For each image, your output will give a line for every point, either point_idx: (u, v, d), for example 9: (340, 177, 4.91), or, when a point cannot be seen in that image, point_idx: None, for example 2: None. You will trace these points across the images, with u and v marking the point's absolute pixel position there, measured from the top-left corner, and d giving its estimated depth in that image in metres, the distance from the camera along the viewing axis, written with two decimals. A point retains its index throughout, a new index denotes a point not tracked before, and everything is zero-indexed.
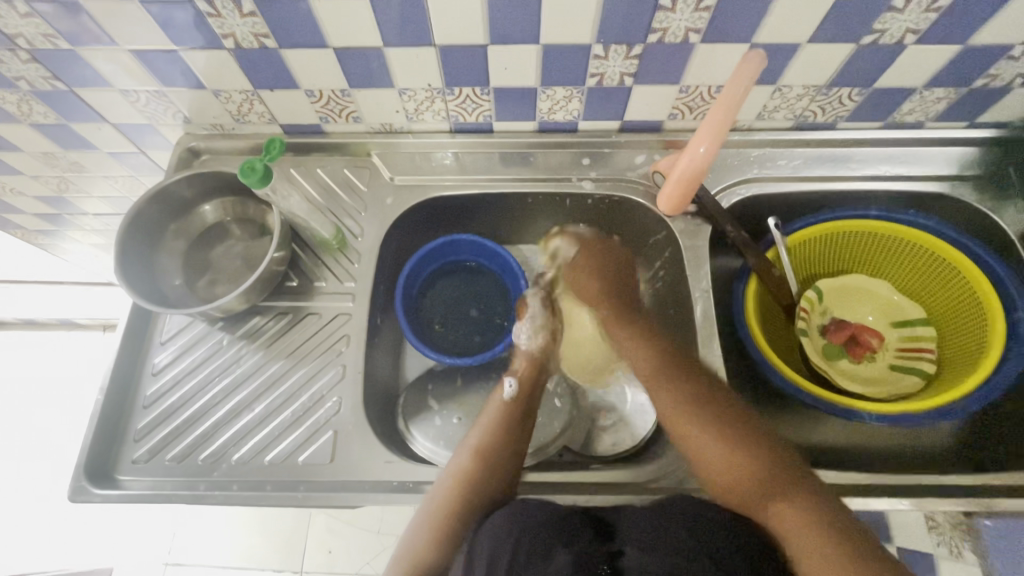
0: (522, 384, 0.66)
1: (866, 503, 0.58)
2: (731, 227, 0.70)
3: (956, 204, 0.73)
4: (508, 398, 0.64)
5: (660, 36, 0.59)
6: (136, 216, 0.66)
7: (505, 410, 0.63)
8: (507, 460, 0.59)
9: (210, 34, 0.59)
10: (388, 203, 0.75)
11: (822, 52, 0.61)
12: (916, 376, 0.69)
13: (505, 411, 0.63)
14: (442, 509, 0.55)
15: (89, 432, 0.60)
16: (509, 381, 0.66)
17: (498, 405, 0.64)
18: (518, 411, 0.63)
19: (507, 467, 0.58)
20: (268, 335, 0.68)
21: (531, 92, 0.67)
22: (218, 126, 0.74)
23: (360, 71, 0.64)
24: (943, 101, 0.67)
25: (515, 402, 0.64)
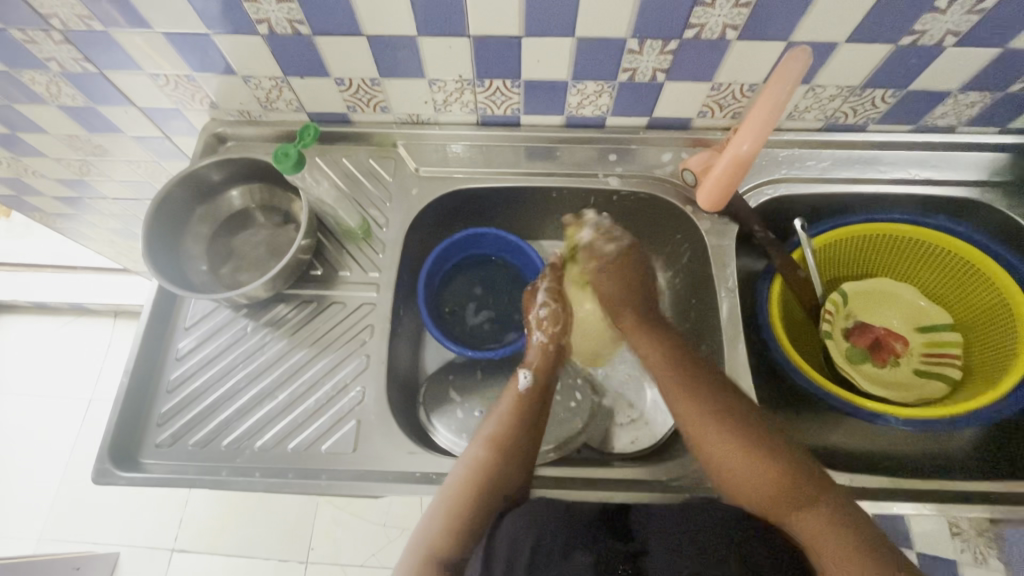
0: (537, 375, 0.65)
1: (891, 507, 0.57)
2: (759, 226, 0.70)
3: (984, 209, 0.73)
4: (523, 386, 0.64)
5: (696, 33, 0.58)
6: (164, 199, 0.66)
7: (520, 400, 0.63)
8: (521, 452, 0.58)
9: (244, 20, 0.59)
10: (413, 194, 0.74)
11: (859, 52, 0.60)
12: (942, 382, 0.69)
13: (520, 402, 0.63)
14: (458, 496, 0.55)
15: (113, 414, 0.60)
16: (525, 373, 0.65)
17: (513, 395, 0.63)
18: (533, 404, 0.63)
19: (523, 457, 0.58)
20: (291, 324, 0.68)
21: (562, 85, 0.66)
22: (244, 113, 0.74)
23: (390, 61, 0.63)
24: (977, 105, 0.67)
25: (530, 393, 0.63)
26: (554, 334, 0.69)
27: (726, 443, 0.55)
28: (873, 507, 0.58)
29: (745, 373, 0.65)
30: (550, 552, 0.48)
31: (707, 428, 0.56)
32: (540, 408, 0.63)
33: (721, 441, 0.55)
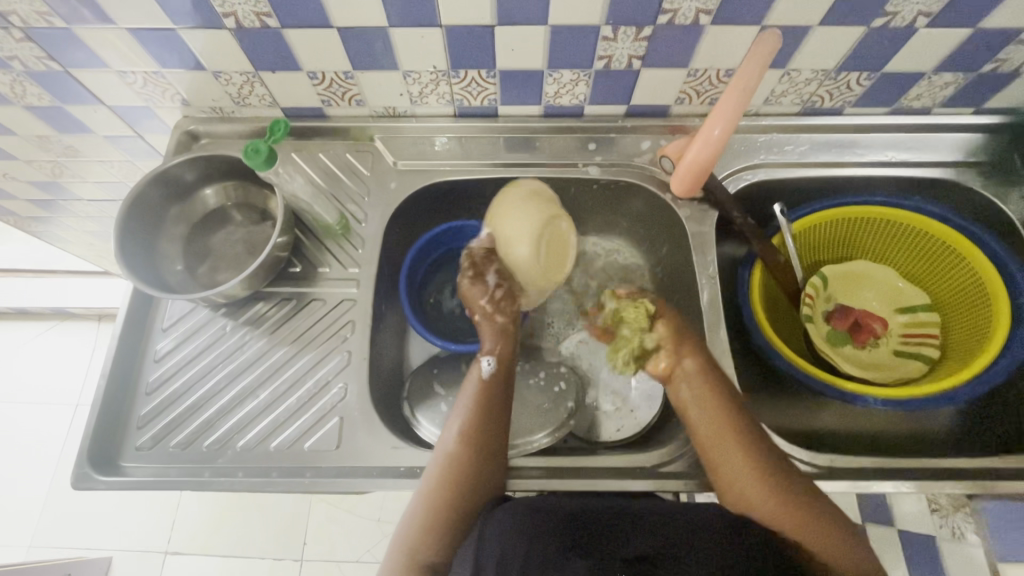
0: (501, 364, 0.64)
1: (871, 486, 0.58)
2: (738, 213, 0.69)
3: (961, 189, 0.73)
4: (486, 374, 0.63)
5: (669, 18, 0.58)
6: (135, 199, 0.65)
7: (485, 388, 0.62)
8: (489, 444, 0.58)
9: (211, 14, 0.57)
10: (392, 188, 0.74)
11: (832, 35, 0.60)
12: (920, 361, 0.70)
13: (484, 389, 0.62)
14: (436, 493, 0.55)
15: (91, 419, 0.59)
16: (487, 360, 0.64)
17: (478, 383, 0.62)
18: (499, 393, 0.62)
19: (493, 451, 0.58)
20: (271, 322, 0.67)
21: (537, 75, 0.66)
22: (217, 109, 0.72)
23: (363, 53, 0.62)
24: (951, 86, 0.67)
25: (495, 381, 0.63)
26: (507, 310, 0.68)
27: (771, 496, 0.53)
28: (855, 486, 0.59)
29: (727, 358, 0.65)
30: (544, 558, 0.48)
31: (747, 485, 0.54)
32: (501, 398, 0.62)
33: (765, 494, 0.53)
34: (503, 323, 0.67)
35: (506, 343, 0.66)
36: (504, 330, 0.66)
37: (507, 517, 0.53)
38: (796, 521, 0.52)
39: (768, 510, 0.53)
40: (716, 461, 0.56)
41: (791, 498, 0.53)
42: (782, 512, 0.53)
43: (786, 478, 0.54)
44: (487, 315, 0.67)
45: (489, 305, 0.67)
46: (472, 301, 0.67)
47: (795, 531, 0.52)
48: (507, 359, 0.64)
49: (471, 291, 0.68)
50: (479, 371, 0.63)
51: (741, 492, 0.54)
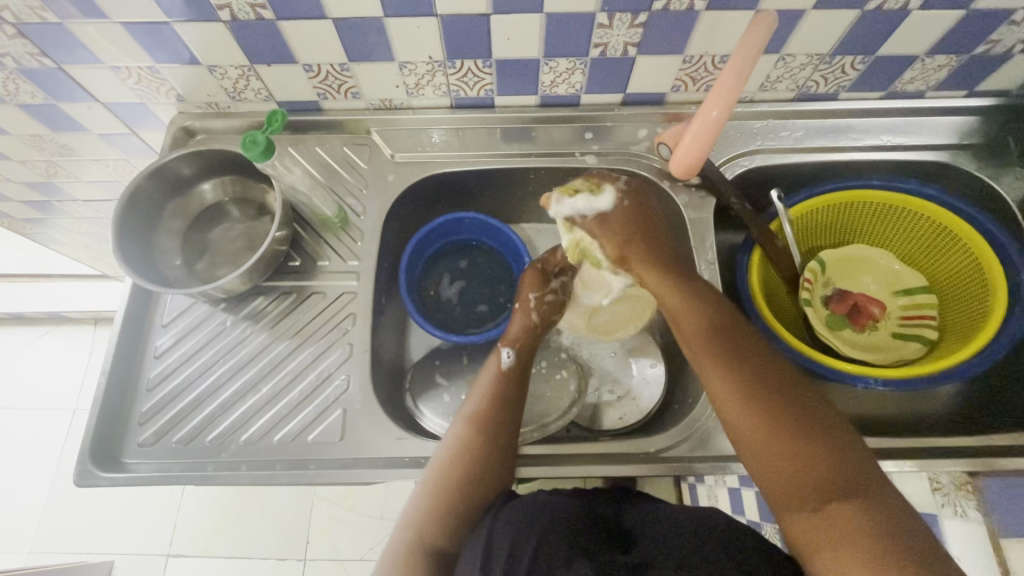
0: (521, 356, 0.64)
1: None
2: (736, 199, 0.70)
3: (955, 172, 0.74)
4: (505, 366, 0.63)
5: (664, 4, 0.58)
6: (133, 195, 0.64)
7: (500, 378, 0.62)
8: (501, 434, 0.58)
9: (205, 6, 0.57)
10: (389, 180, 0.74)
11: (826, 19, 0.60)
12: (919, 343, 0.70)
13: (499, 379, 0.62)
14: (443, 477, 0.55)
15: (92, 416, 0.59)
16: (508, 352, 0.64)
17: (494, 373, 0.63)
18: (514, 383, 0.62)
19: (505, 440, 0.58)
20: (271, 316, 0.67)
21: (534, 64, 0.66)
22: (212, 105, 0.72)
23: (358, 44, 0.62)
24: (944, 69, 0.68)
25: (512, 372, 0.63)
26: (545, 314, 0.68)
27: (775, 444, 0.47)
28: None
29: None
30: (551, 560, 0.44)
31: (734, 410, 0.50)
32: (517, 389, 0.62)
33: (766, 442, 0.48)
34: (530, 322, 0.67)
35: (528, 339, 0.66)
36: (532, 326, 0.67)
37: (515, 518, 0.49)
38: (789, 451, 0.46)
39: (755, 437, 0.48)
40: (708, 387, 0.53)
41: (790, 440, 0.47)
42: (773, 444, 0.47)
43: (791, 426, 0.47)
44: (526, 307, 0.68)
45: (534, 304, 0.68)
46: (524, 297, 0.69)
47: (783, 462, 0.46)
48: (529, 350, 0.65)
49: (530, 283, 0.69)
50: (498, 361, 0.64)
51: (730, 417, 0.50)
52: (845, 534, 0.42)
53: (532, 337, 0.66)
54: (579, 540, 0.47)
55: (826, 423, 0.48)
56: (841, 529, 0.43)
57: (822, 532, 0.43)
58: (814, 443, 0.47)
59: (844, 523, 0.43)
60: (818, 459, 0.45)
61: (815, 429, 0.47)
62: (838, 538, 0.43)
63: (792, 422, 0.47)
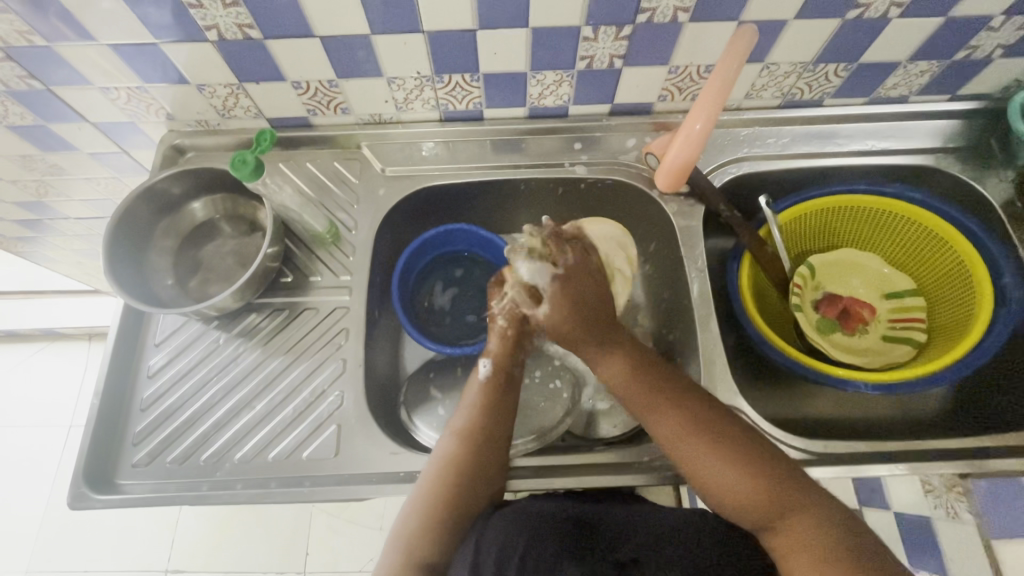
0: (499, 366, 0.63)
1: (865, 470, 0.59)
2: (725, 207, 0.70)
3: (940, 175, 0.75)
4: (483, 377, 0.63)
5: (648, 16, 0.59)
6: (124, 215, 0.64)
7: (486, 390, 0.62)
8: (492, 447, 0.58)
9: (193, 26, 0.58)
10: (381, 194, 0.74)
11: (808, 28, 0.61)
12: (908, 345, 0.71)
13: (486, 392, 0.61)
14: (434, 488, 0.55)
15: (85, 438, 0.59)
16: (485, 363, 0.63)
17: (476, 387, 0.62)
18: (501, 395, 0.62)
19: (495, 453, 0.58)
20: (264, 333, 0.67)
21: (521, 77, 0.67)
22: (202, 122, 0.72)
23: (346, 61, 0.63)
24: (926, 75, 0.68)
25: (494, 384, 0.62)
26: (516, 320, 0.65)
27: (725, 469, 0.52)
28: (850, 471, 0.59)
29: (719, 350, 0.66)
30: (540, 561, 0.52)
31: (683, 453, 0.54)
32: (502, 402, 0.61)
33: (717, 468, 0.52)
34: (505, 328, 0.64)
35: (509, 347, 0.64)
36: (507, 332, 0.64)
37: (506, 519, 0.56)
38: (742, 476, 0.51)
39: (712, 465, 0.52)
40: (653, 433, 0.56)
41: (736, 463, 0.52)
42: (724, 468, 0.52)
43: (734, 448, 0.52)
44: (494, 318, 0.66)
45: (500, 312, 0.65)
46: (490, 309, 0.67)
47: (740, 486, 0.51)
48: (506, 362, 0.63)
49: (495, 294, 0.67)
50: (478, 376, 0.63)
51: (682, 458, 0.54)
52: (800, 538, 0.48)
53: (511, 343, 0.64)
54: (566, 541, 0.54)
55: (760, 445, 0.53)
56: (795, 539, 0.48)
57: (782, 540, 0.49)
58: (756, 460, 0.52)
59: (797, 533, 0.48)
60: (766, 476, 0.51)
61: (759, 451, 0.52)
62: (796, 541, 0.48)
63: (737, 446, 0.52)
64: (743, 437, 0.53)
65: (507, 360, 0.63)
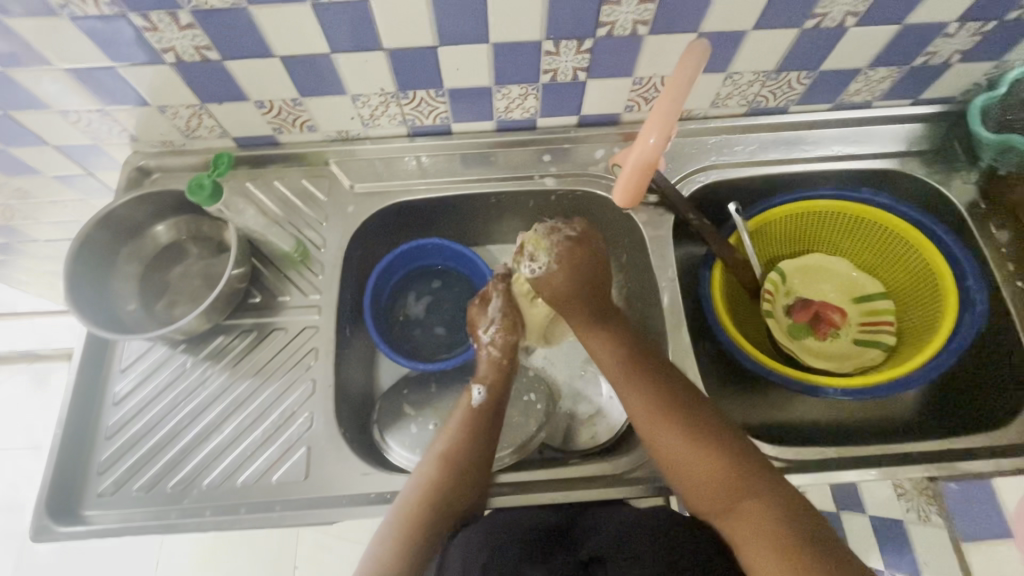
0: (490, 392, 0.64)
1: (837, 476, 0.59)
2: (693, 215, 0.70)
3: (905, 178, 0.75)
4: (476, 403, 0.63)
5: (608, 30, 0.59)
6: (85, 241, 0.63)
7: (472, 415, 0.62)
8: (467, 472, 0.57)
9: (149, 49, 0.57)
10: (350, 211, 0.73)
11: (767, 38, 0.62)
12: (879, 349, 0.72)
13: (472, 416, 0.62)
14: (414, 499, 0.56)
15: (49, 469, 0.58)
16: (479, 391, 0.64)
17: (465, 411, 0.62)
18: (487, 417, 0.62)
19: (470, 478, 0.57)
20: (233, 355, 0.66)
21: (486, 91, 0.66)
22: (167, 143, 0.72)
23: (308, 79, 0.62)
24: (888, 80, 0.69)
25: (483, 408, 0.63)
26: (506, 347, 0.67)
27: (695, 455, 0.53)
28: (823, 478, 0.59)
29: (691, 359, 0.66)
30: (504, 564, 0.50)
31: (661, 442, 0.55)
32: (484, 423, 0.62)
33: (688, 451, 0.54)
34: (496, 356, 0.66)
35: (500, 374, 0.65)
36: (497, 359, 0.66)
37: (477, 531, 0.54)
38: (718, 466, 0.52)
39: (679, 451, 0.54)
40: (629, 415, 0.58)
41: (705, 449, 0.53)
42: (689, 453, 0.53)
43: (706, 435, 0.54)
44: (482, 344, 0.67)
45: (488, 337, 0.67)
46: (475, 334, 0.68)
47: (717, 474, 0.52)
48: (500, 384, 0.65)
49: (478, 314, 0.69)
50: (468, 399, 0.64)
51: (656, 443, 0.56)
52: (765, 530, 0.49)
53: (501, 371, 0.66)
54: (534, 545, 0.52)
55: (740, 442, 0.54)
56: (752, 526, 0.49)
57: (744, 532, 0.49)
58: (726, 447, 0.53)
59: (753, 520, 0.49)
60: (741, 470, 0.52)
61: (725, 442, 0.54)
62: (759, 535, 0.49)
63: (713, 438, 0.54)
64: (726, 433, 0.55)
65: (500, 387, 0.65)
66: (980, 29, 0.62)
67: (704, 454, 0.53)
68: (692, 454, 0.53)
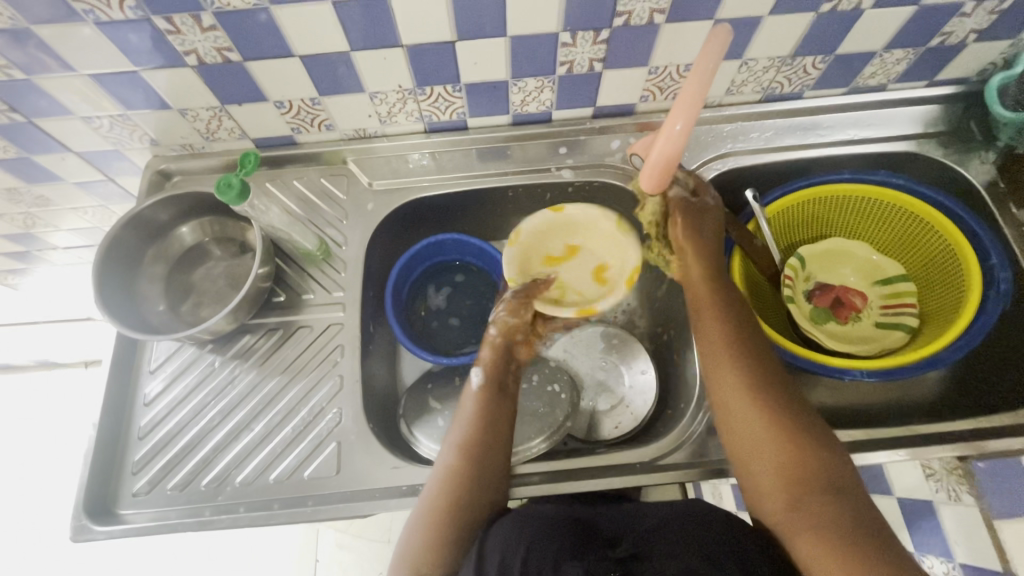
0: (489, 374, 0.63)
1: (865, 457, 0.59)
2: (712, 202, 0.70)
3: (922, 160, 0.75)
4: (476, 385, 0.63)
5: (625, 19, 0.59)
6: (112, 244, 0.64)
7: (481, 398, 0.61)
8: (491, 463, 0.57)
9: (171, 52, 0.58)
10: (369, 209, 0.74)
11: (783, 23, 0.62)
12: (902, 331, 0.72)
13: (481, 401, 0.61)
14: (440, 491, 0.56)
15: (85, 469, 0.59)
16: (475, 372, 0.63)
17: (472, 395, 0.62)
18: (501, 401, 0.62)
19: (497, 470, 0.58)
20: (260, 354, 0.67)
21: (502, 85, 0.67)
22: (187, 146, 0.72)
23: (328, 78, 0.63)
24: (903, 62, 0.69)
25: (489, 391, 0.62)
26: (509, 329, 0.65)
27: (765, 426, 0.52)
28: (852, 459, 0.60)
29: None
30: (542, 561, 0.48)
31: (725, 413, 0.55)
32: (500, 409, 0.61)
33: (757, 421, 0.53)
34: (496, 337, 0.65)
35: (499, 358, 0.64)
36: (497, 342, 0.65)
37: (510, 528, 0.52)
38: (784, 445, 0.51)
39: (749, 418, 0.53)
40: (710, 372, 0.57)
41: (781, 423, 0.52)
42: (759, 421, 0.53)
43: (783, 407, 0.53)
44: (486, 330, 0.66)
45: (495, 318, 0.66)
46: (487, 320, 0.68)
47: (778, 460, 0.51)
48: (498, 368, 0.63)
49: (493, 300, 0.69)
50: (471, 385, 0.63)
51: (725, 399, 0.55)
52: (827, 524, 0.47)
53: (502, 352, 0.65)
54: (568, 540, 0.50)
55: (810, 422, 0.52)
56: (817, 516, 0.48)
57: (801, 524, 0.48)
58: (798, 429, 0.52)
59: (817, 510, 0.48)
60: (806, 456, 0.50)
61: (797, 425, 0.52)
62: (818, 530, 0.47)
63: (790, 416, 0.52)
64: (801, 415, 0.53)
65: (500, 369, 0.64)
66: (997, 7, 0.61)
67: (773, 427, 0.52)
68: (762, 425, 0.52)
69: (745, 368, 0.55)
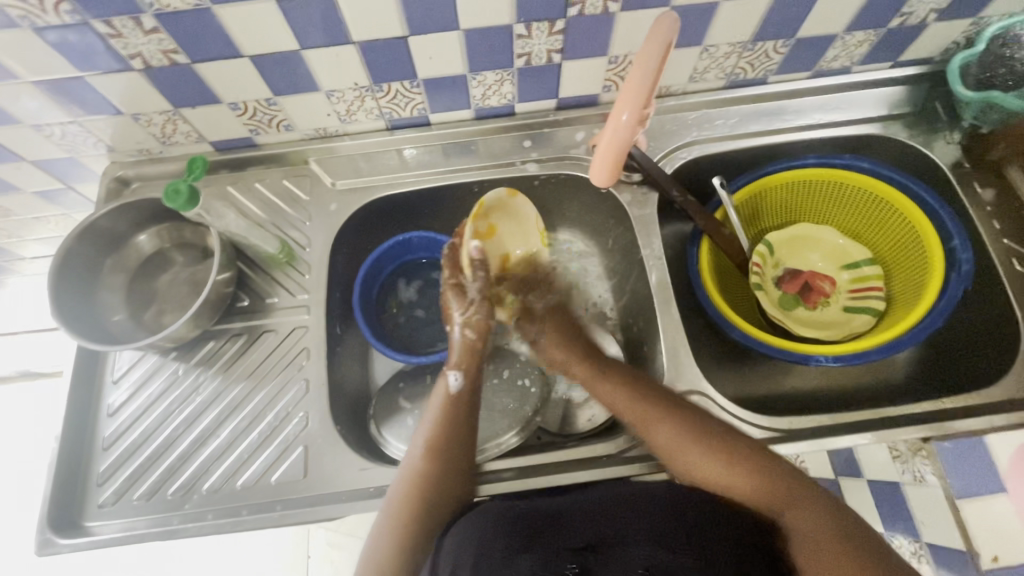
0: (467, 378, 0.62)
1: (831, 442, 0.60)
2: (677, 192, 0.70)
3: (889, 142, 0.75)
4: (454, 389, 0.61)
5: (579, 9, 0.58)
6: (67, 254, 0.63)
7: (451, 402, 0.61)
8: (457, 466, 0.58)
9: (115, 56, 0.57)
10: (333, 209, 0.73)
11: (740, 8, 0.61)
12: (868, 315, 0.72)
13: (449, 406, 0.60)
14: (409, 498, 0.55)
15: (48, 483, 0.58)
16: (453, 376, 0.62)
17: (443, 398, 0.61)
18: (464, 410, 0.61)
19: (464, 471, 0.58)
20: (225, 359, 0.66)
21: (461, 79, 0.66)
22: (144, 151, 0.71)
23: (281, 78, 0.62)
24: (865, 45, 0.69)
25: (460, 395, 0.61)
26: (481, 330, 0.64)
27: (717, 463, 0.54)
28: (819, 445, 0.60)
29: (681, 335, 0.66)
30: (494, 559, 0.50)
31: (689, 448, 0.55)
32: (468, 417, 0.60)
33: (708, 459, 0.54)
34: (468, 337, 0.63)
35: (475, 357, 0.63)
36: (469, 343, 0.63)
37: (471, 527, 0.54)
38: (749, 479, 0.52)
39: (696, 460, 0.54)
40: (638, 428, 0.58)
41: (731, 459, 0.54)
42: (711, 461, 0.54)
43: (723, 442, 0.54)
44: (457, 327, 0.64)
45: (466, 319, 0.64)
46: (449, 316, 0.65)
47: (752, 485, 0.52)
48: (475, 371, 0.62)
49: (451, 299, 0.65)
50: (445, 386, 0.62)
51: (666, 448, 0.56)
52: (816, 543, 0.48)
53: (475, 352, 0.63)
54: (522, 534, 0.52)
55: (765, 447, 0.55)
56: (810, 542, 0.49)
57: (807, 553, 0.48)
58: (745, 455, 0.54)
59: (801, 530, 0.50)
60: (776, 484, 0.52)
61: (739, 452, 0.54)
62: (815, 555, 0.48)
63: (732, 447, 0.54)
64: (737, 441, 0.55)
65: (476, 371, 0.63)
66: None
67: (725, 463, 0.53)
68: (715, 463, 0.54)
69: (672, 413, 0.57)
